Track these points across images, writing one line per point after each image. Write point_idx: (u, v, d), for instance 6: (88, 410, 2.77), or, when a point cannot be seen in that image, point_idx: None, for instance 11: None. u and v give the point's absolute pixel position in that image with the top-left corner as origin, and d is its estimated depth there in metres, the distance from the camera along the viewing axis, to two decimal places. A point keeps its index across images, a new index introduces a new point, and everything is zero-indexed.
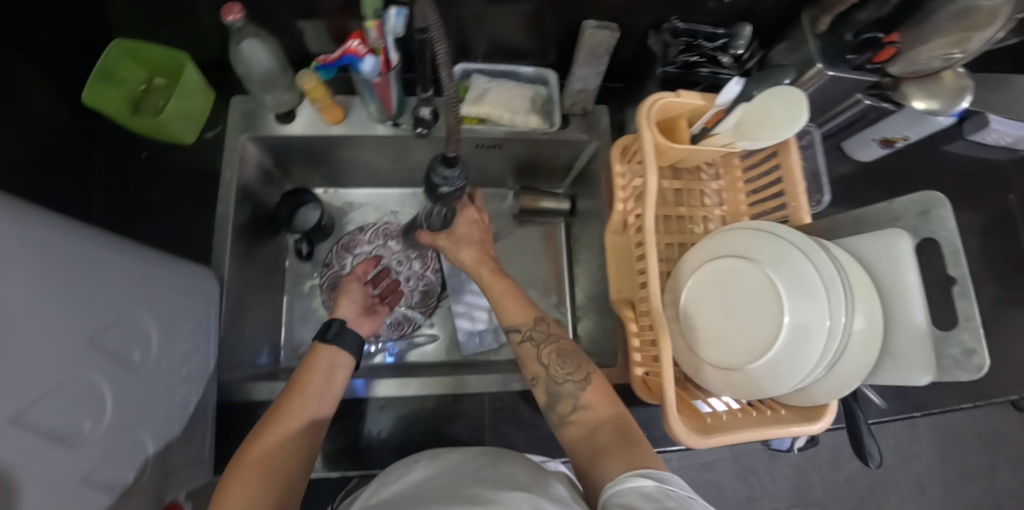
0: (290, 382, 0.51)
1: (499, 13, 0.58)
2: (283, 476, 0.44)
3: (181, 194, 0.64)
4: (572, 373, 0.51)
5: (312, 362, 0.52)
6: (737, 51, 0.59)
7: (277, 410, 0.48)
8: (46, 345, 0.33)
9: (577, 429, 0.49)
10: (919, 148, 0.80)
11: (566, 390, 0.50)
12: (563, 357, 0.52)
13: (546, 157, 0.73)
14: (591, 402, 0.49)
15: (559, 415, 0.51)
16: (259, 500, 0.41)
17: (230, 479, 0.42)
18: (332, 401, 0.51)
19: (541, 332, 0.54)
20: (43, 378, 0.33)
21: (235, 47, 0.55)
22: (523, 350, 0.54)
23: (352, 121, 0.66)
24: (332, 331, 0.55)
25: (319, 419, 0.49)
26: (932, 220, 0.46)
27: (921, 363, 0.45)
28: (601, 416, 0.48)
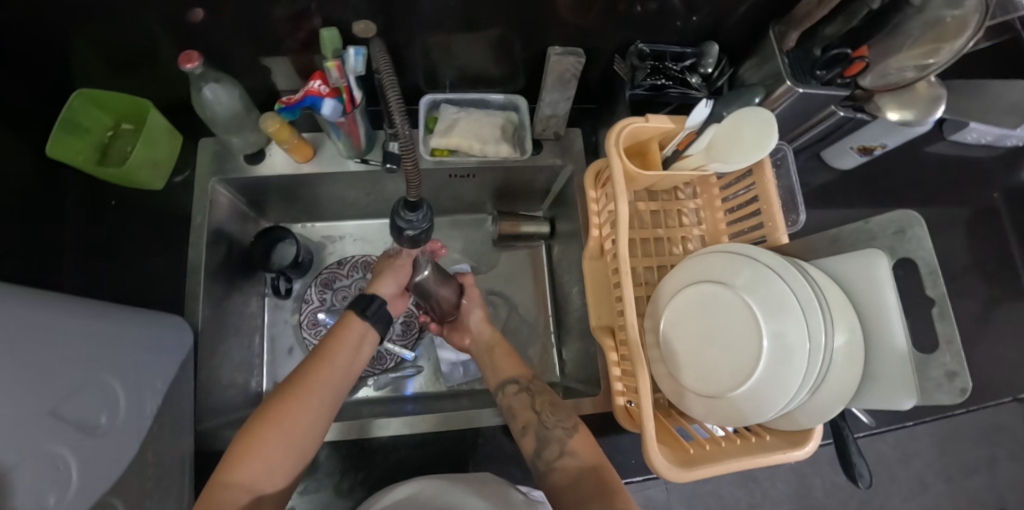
0: (317, 350, 0.51)
1: (463, 42, 0.58)
2: (299, 440, 0.46)
3: (152, 241, 0.63)
4: (562, 420, 0.55)
5: (341, 331, 0.53)
6: (706, 70, 0.60)
7: (302, 375, 0.48)
8: (6, 424, 0.32)
9: (562, 477, 0.51)
10: (899, 151, 0.79)
11: (555, 436, 0.54)
12: (554, 406, 0.57)
13: (522, 182, 0.73)
14: (576, 450, 0.52)
15: (545, 461, 0.53)
16: (274, 454, 0.44)
17: (253, 430, 0.44)
18: (353, 371, 0.52)
19: (537, 385, 0.60)
20: (6, 459, 0.32)
21: (197, 94, 0.54)
22: (517, 399, 0.59)
23: (322, 157, 0.66)
24: (372, 309, 0.55)
25: (341, 387, 0.50)
26: (909, 239, 0.45)
27: (903, 386, 0.44)
28: (585, 464, 0.51)
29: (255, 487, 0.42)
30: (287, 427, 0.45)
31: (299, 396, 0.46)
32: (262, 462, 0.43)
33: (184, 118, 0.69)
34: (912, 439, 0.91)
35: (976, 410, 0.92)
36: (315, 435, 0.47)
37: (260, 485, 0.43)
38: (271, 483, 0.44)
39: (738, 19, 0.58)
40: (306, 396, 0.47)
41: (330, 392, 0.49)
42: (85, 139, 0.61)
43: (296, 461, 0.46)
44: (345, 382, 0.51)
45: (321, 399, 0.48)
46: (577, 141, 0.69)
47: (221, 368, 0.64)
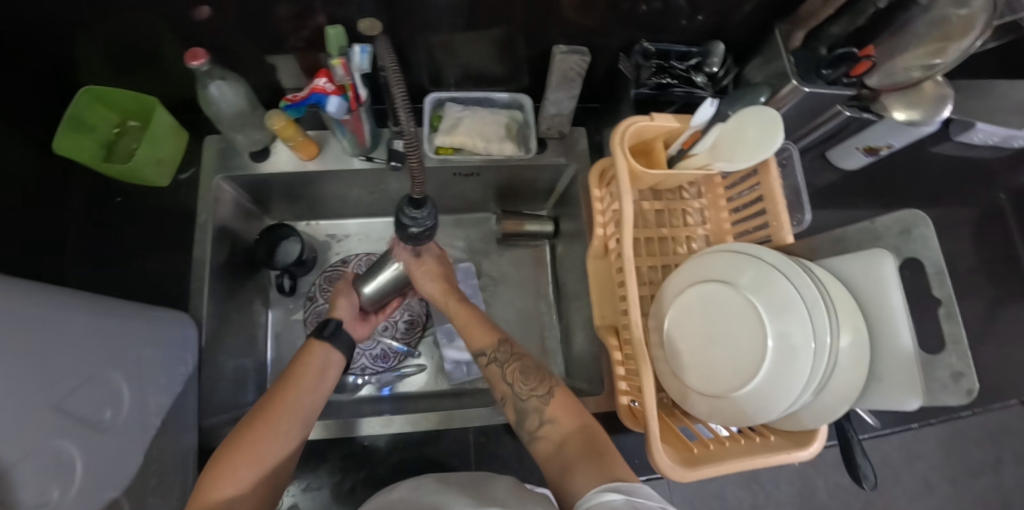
0: (283, 375, 0.51)
1: (468, 41, 0.58)
2: (272, 461, 0.45)
3: (156, 238, 0.64)
4: (535, 389, 0.50)
5: (305, 357, 0.53)
6: (712, 70, 0.59)
7: (268, 401, 0.48)
8: (11, 419, 0.33)
9: (546, 444, 0.47)
10: (905, 152, 0.79)
11: (531, 406, 0.49)
12: (526, 373, 0.52)
13: (526, 181, 0.73)
14: (556, 417, 0.48)
15: (528, 431, 0.49)
16: (247, 483, 0.43)
17: (224, 457, 0.44)
18: (322, 395, 0.52)
19: (506, 353, 0.54)
20: (10, 453, 0.32)
21: (204, 92, 0.55)
22: (489, 372, 0.54)
23: (326, 155, 0.66)
24: (329, 329, 0.56)
25: (310, 410, 0.50)
26: (914, 239, 0.45)
27: (908, 386, 0.44)
28: (568, 430, 0.47)
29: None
30: (259, 448, 0.45)
31: (269, 419, 0.46)
32: (235, 485, 0.42)
33: (189, 116, 0.69)
34: (916, 441, 0.91)
35: (982, 413, 0.92)
36: (287, 457, 0.47)
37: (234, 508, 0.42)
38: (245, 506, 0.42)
39: (743, 18, 0.57)
40: (275, 422, 0.46)
41: (299, 416, 0.48)
42: (91, 136, 0.61)
43: (268, 484, 0.45)
44: (315, 404, 0.51)
45: (292, 421, 0.48)
46: (581, 140, 0.69)
47: (225, 365, 0.64)
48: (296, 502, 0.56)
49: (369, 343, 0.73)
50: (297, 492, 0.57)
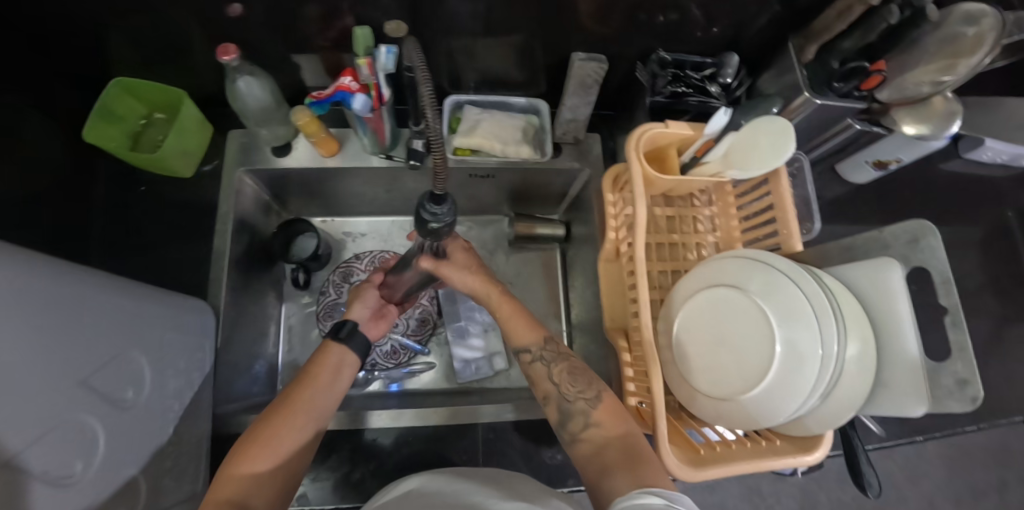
0: (300, 373, 0.52)
1: (488, 45, 0.60)
2: (286, 456, 0.46)
3: (176, 228, 0.65)
4: (583, 392, 0.50)
5: (322, 354, 0.54)
6: (726, 80, 0.60)
7: (283, 397, 0.49)
8: (39, 391, 0.34)
9: (587, 447, 0.48)
10: (914, 167, 0.80)
11: (577, 409, 0.49)
12: (573, 375, 0.52)
13: (540, 185, 0.74)
14: (601, 420, 0.48)
15: (570, 433, 0.50)
16: (264, 474, 0.44)
17: (241, 451, 0.45)
18: (338, 393, 0.52)
19: (552, 352, 0.54)
20: (37, 424, 0.33)
21: (232, 85, 0.56)
22: (534, 370, 0.54)
23: (346, 153, 0.67)
24: (345, 330, 0.56)
25: (325, 408, 0.50)
26: (922, 249, 0.46)
27: (914, 393, 0.44)
28: (610, 434, 0.47)
29: (243, 500, 0.42)
30: (272, 442, 0.46)
31: (283, 416, 0.47)
32: (250, 475, 0.43)
33: (213, 110, 0.71)
34: (920, 458, 0.91)
35: (987, 431, 0.92)
36: (300, 453, 0.47)
37: (249, 498, 0.42)
38: (260, 497, 0.43)
39: (757, 30, 0.59)
40: (291, 417, 0.48)
41: (314, 413, 0.49)
42: (118, 126, 0.63)
43: (283, 478, 0.45)
44: (330, 402, 0.51)
45: (307, 418, 0.48)
46: (596, 145, 0.70)
47: (238, 355, 0.66)
48: (305, 492, 0.57)
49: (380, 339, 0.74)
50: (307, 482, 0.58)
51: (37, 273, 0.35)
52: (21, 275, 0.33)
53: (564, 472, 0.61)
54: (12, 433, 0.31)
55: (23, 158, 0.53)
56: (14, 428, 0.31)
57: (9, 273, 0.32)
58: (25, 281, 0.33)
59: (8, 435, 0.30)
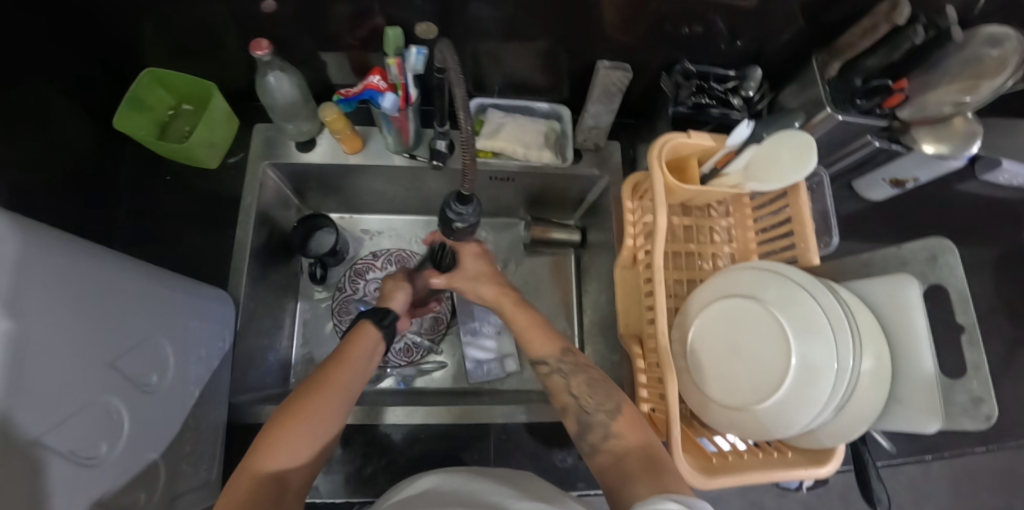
0: (336, 352, 0.52)
1: (514, 50, 0.60)
2: (325, 435, 0.46)
3: (200, 219, 0.66)
4: (603, 403, 0.50)
5: (358, 337, 0.54)
6: (748, 93, 0.61)
7: (322, 376, 0.49)
8: (70, 372, 0.34)
9: (607, 457, 0.47)
10: (930, 187, 0.80)
11: (596, 420, 0.49)
12: (592, 388, 0.52)
13: (558, 190, 0.75)
14: (621, 431, 0.48)
15: (591, 443, 0.49)
16: (298, 449, 0.44)
17: (276, 425, 0.44)
18: (368, 375, 0.52)
19: (570, 364, 0.54)
20: (66, 403, 0.34)
21: (262, 80, 0.57)
22: (552, 382, 0.54)
23: (369, 150, 0.68)
24: (387, 319, 0.57)
25: (356, 388, 0.50)
26: (940, 267, 0.46)
27: (927, 409, 0.45)
28: (630, 444, 0.47)
29: (283, 476, 0.42)
30: (315, 419, 0.45)
31: (325, 395, 0.47)
32: (291, 450, 0.43)
33: (239, 104, 0.72)
34: (926, 478, 0.90)
35: (993, 454, 0.91)
36: (335, 434, 0.47)
37: (287, 473, 0.43)
38: (298, 473, 0.44)
39: (780, 45, 0.60)
40: (325, 394, 0.47)
41: (347, 392, 0.49)
42: (146, 115, 0.64)
43: (318, 456, 0.46)
44: (360, 382, 0.51)
45: (346, 399, 0.48)
46: (615, 153, 0.71)
47: (255, 346, 0.66)
48: (317, 485, 0.58)
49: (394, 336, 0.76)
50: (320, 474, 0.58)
51: (75, 256, 0.36)
52: (60, 257, 0.34)
53: (574, 475, 0.62)
54: (43, 411, 0.31)
55: (56, 144, 0.54)
56: (44, 407, 0.31)
57: (49, 254, 0.33)
58: (63, 263, 0.34)
59: (38, 412, 0.31)
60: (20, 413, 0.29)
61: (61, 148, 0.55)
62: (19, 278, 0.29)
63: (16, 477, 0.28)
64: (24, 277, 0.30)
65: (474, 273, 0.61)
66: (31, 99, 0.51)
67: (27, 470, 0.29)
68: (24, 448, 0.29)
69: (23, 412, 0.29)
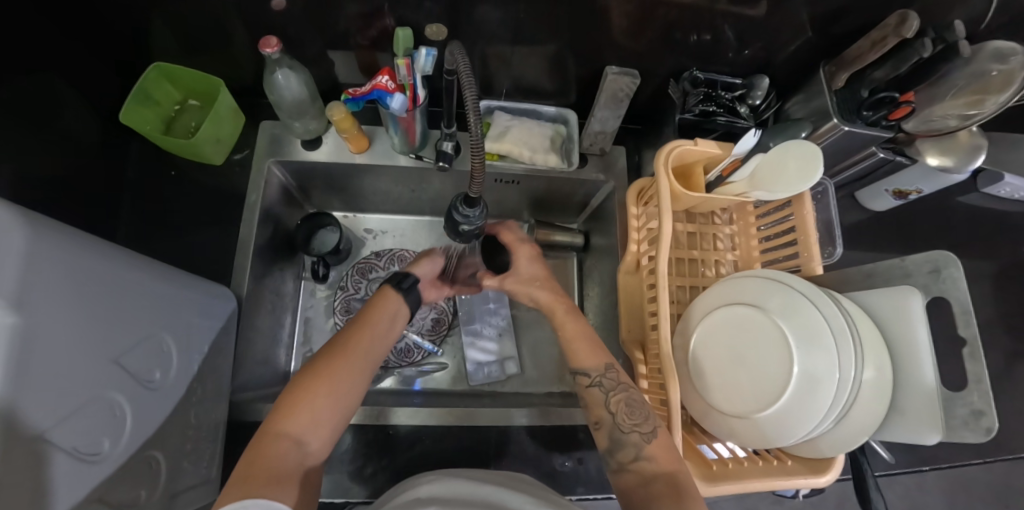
0: (357, 316, 0.52)
1: (523, 54, 0.61)
2: (346, 398, 0.46)
3: (204, 215, 0.66)
4: (640, 424, 0.48)
5: (380, 301, 0.54)
6: (754, 102, 0.63)
7: (342, 340, 0.49)
8: (75, 366, 0.34)
9: (635, 477, 0.47)
10: (932, 199, 0.80)
11: (629, 440, 0.48)
12: (632, 407, 0.50)
13: (562, 194, 0.75)
14: (654, 455, 0.47)
15: (618, 461, 0.49)
16: (322, 412, 0.44)
17: (300, 386, 0.45)
18: (389, 342, 0.53)
19: (611, 380, 0.52)
20: (69, 398, 0.33)
21: (270, 78, 0.57)
22: (590, 395, 0.52)
23: (375, 150, 0.68)
24: (406, 282, 0.57)
25: (378, 354, 0.50)
26: (943, 279, 0.46)
27: (928, 421, 0.45)
28: (661, 469, 0.46)
29: (302, 440, 0.42)
30: (334, 382, 0.45)
31: (344, 357, 0.47)
32: (313, 413, 0.43)
33: (245, 101, 0.72)
34: (922, 488, 0.91)
35: (988, 465, 0.92)
36: (357, 399, 0.47)
37: (307, 437, 0.43)
38: (317, 439, 0.44)
39: (787, 56, 0.60)
40: (349, 359, 0.47)
41: (370, 358, 0.49)
42: (153, 110, 0.64)
43: (339, 421, 0.45)
44: (382, 349, 0.51)
45: (365, 362, 0.48)
46: (620, 158, 0.71)
47: (256, 344, 0.66)
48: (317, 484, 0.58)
49: None
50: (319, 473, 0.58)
51: (83, 250, 0.36)
52: (67, 251, 0.34)
53: (574, 479, 0.62)
54: (47, 405, 0.31)
55: (62, 138, 0.54)
56: (48, 402, 0.31)
57: (56, 248, 0.33)
58: (70, 257, 0.34)
59: (42, 408, 0.30)
60: (24, 407, 0.29)
61: (67, 142, 0.55)
62: (26, 272, 0.29)
63: (19, 472, 0.28)
64: (31, 271, 0.30)
65: (531, 277, 0.62)
66: (39, 93, 0.51)
67: (29, 465, 0.29)
68: (28, 443, 0.29)
69: (28, 406, 0.29)
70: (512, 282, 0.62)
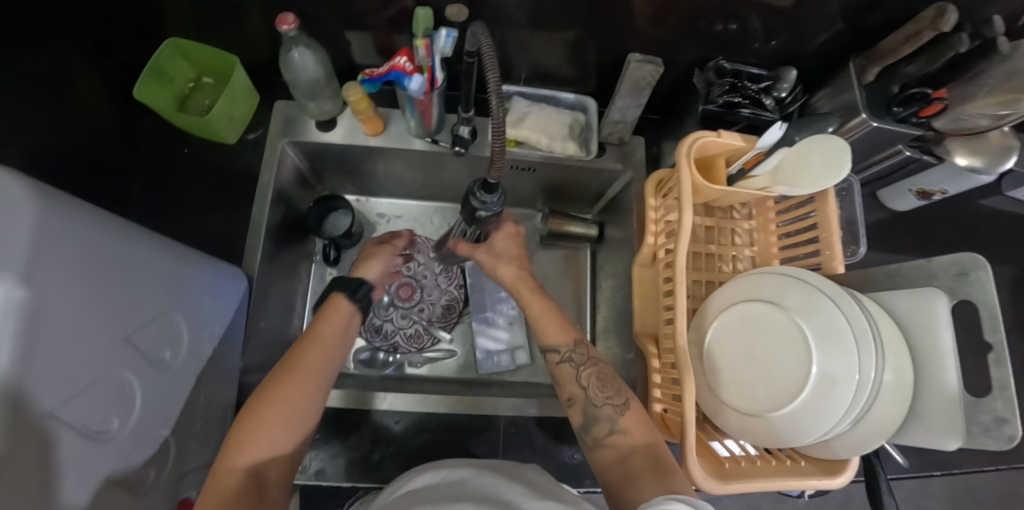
0: (308, 331, 0.52)
1: (542, 39, 0.59)
2: (301, 420, 0.46)
3: (215, 195, 0.66)
4: (611, 397, 0.51)
5: (329, 313, 0.54)
6: (780, 94, 0.61)
7: (292, 359, 0.49)
8: (84, 344, 0.33)
9: (612, 453, 0.48)
10: (956, 201, 0.78)
11: (604, 414, 0.50)
12: (602, 380, 0.53)
13: (578, 184, 0.75)
14: (629, 428, 0.49)
15: (593, 437, 0.51)
16: (275, 440, 0.44)
17: (253, 413, 0.44)
18: (344, 352, 0.53)
19: (581, 354, 0.55)
20: (78, 377, 0.33)
21: (286, 56, 0.56)
22: (561, 370, 0.55)
23: (390, 133, 0.68)
24: (360, 293, 0.58)
25: (332, 367, 0.51)
26: (971, 282, 0.44)
27: (949, 427, 0.44)
28: (636, 442, 0.48)
29: (259, 470, 0.42)
30: (286, 405, 0.45)
31: (296, 378, 0.47)
32: (266, 441, 0.43)
33: (258, 79, 0.71)
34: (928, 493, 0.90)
35: (997, 473, 0.90)
36: (314, 416, 0.47)
37: (263, 467, 0.43)
38: (275, 467, 0.44)
39: (816, 48, 0.58)
40: (300, 379, 0.47)
41: (322, 372, 0.49)
42: (167, 87, 0.63)
43: (295, 444, 0.45)
44: (336, 361, 0.51)
45: (319, 379, 0.48)
46: (639, 149, 0.70)
47: (266, 326, 0.66)
48: (323, 468, 0.58)
49: (405, 322, 0.76)
50: (325, 457, 0.59)
51: (96, 227, 0.35)
52: (82, 227, 0.33)
53: (580, 472, 0.62)
54: (55, 384, 0.30)
55: (75, 113, 0.54)
56: (56, 380, 0.31)
57: (70, 224, 0.32)
58: (84, 233, 0.33)
59: (49, 385, 0.30)
60: (33, 384, 0.28)
61: (80, 118, 0.54)
62: (37, 247, 0.29)
63: (25, 450, 0.28)
64: (44, 246, 0.29)
65: (502, 252, 0.64)
66: (52, 67, 0.50)
67: (36, 443, 0.29)
68: (34, 421, 0.29)
69: (36, 384, 0.29)
70: (482, 253, 0.64)
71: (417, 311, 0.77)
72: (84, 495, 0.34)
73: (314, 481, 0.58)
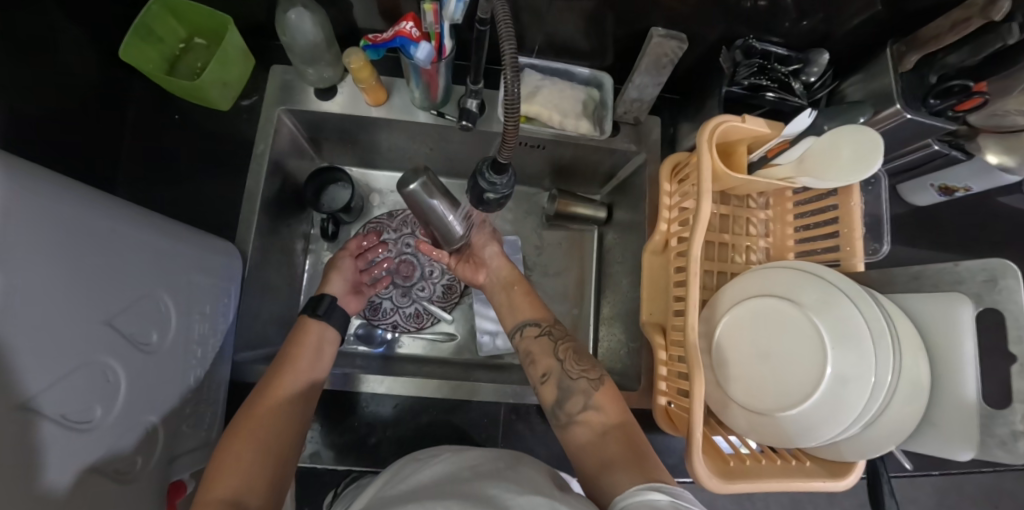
0: (281, 356, 0.53)
1: (560, 9, 0.55)
2: (274, 444, 0.45)
3: (207, 164, 0.63)
4: (587, 371, 0.53)
5: (303, 334, 0.55)
6: (809, 79, 0.57)
7: (267, 384, 0.49)
8: (61, 328, 0.31)
9: (585, 430, 0.49)
10: (974, 199, 0.75)
11: (578, 387, 0.51)
12: (577, 356, 0.55)
13: (589, 163, 0.72)
14: (601, 405, 0.50)
15: (566, 413, 0.51)
16: (253, 469, 0.43)
17: (227, 447, 0.44)
18: (319, 374, 0.54)
19: (559, 330, 0.58)
20: (57, 364, 0.31)
21: (282, 16, 0.52)
22: (539, 343, 0.57)
23: (393, 105, 0.64)
24: (322, 306, 0.58)
25: (311, 390, 0.52)
26: (999, 290, 0.41)
27: (960, 435, 0.43)
28: (610, 421, 0.49)
29: (238, 499, 0.40)
30: (260, 432, 0.45)
31: (268, 402, 0.47)
32: (237, 472, 0.42)
33: (256, 42, 0.67)
34: None
35: None
36: (292, 438, 0.47)
37: (243, 496, 0.41)
38: (256, 493, 0.42)
39: (849, 31, 0.55)
40: (274, 403, 0.48)
41: (298, 394, 0.50)
42: (155, 47, 0.59)
43: (272, 468, 0.44)
44: (313, 381, 0.52)
45: (292, 400, 0.49)
46: (655, 129, 0.67)
47: (263, 302, 0.65)
48: (318, 451, 0.59)
49: (404, 301, 0.75)
50: (320, 441, 0.59)
51: (81, 205, 0.33)
52: (60, 204, 0.31)
53: None
54: (30, 374, 0.28)
55: (59, 74, 0.50)
56: (31, 370, 0.28)
57: (51, 201, 0.30)
58: (65, 211, 0.31)
59: (24, 374, 0.28)
60: (7, 375, 0.26)
61: (63, 79, 0.51)
62: (8, 225, 0.26)
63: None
64: (20, 223, 0.27)
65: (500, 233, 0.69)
66: (29, 21, 0.46)
67: (13, 435, 0.27)
68: (11, 412, 0.27)
69: (8, 376, 0.26)
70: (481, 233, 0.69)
71: (416, 289, 0.75)
72: (69, 486, 0.32)
73: (309, 463, 0.59)
